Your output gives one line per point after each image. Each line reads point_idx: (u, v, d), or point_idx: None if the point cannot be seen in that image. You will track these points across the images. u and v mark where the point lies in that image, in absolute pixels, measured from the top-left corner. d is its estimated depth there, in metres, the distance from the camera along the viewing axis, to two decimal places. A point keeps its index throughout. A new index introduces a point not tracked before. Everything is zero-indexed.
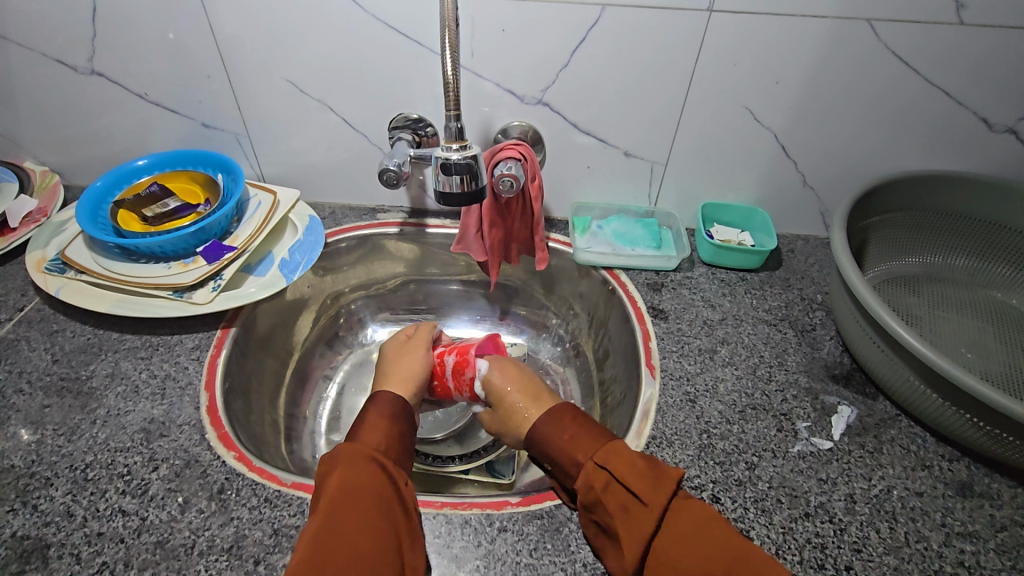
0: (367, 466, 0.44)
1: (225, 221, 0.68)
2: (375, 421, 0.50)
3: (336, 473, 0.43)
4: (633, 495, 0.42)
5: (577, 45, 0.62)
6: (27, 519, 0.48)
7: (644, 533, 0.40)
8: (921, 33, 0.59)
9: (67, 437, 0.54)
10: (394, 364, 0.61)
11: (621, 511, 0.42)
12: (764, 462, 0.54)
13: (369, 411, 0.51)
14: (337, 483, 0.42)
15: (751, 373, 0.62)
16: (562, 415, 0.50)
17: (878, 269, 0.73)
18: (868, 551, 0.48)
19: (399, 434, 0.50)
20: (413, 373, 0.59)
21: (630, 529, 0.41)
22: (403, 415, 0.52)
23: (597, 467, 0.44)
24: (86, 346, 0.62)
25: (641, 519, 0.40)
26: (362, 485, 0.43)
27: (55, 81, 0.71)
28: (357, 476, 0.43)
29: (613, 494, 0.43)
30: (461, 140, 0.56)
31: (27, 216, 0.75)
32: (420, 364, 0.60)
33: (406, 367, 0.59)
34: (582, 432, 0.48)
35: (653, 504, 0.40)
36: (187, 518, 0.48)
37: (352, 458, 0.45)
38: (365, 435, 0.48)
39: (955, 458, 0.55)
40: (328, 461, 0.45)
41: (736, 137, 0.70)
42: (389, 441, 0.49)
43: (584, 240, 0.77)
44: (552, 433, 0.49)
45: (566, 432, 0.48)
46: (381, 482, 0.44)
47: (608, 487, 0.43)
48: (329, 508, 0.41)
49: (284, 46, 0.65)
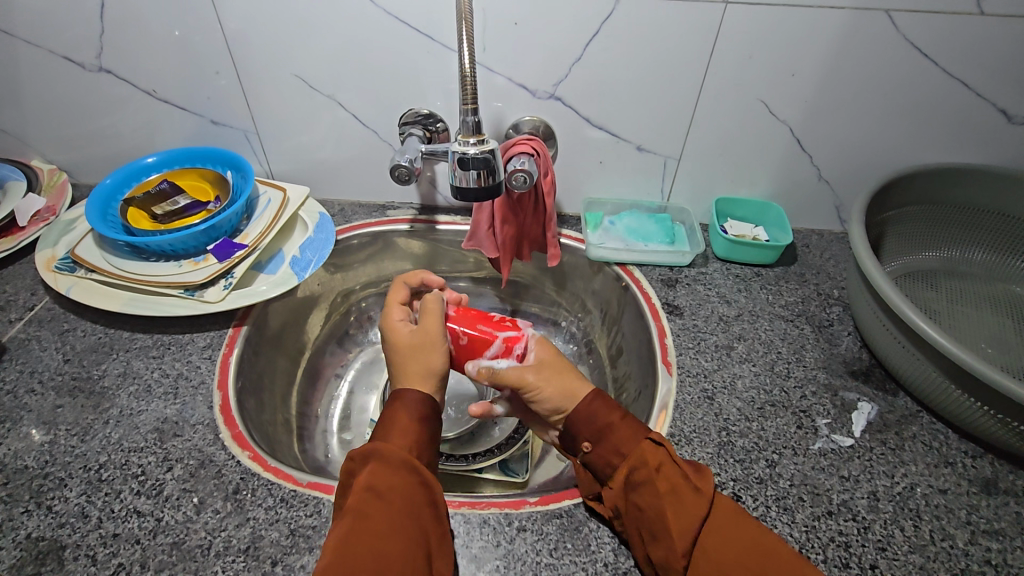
0: (399, 469, 0.43)
1: (235, 219, 0.67)
2: (405, 419, 0.47)
3: (367, 473, 0.42)
4: (686, 482, 0.43)
5: (590, 39, 0.62)
6: (42, 520, 0.47)
7: (694, 517, 0.41)
8: (942, 23, 0.58)
9: (80, 437, 0.53)
10: (404, 341, 0.54)
11: (670, 495, 0.43)
12: (785, 460, 0.53)
13: (397, 408, 0.48)
14: (367, 483, 0.42)
15: (768, 369, 0.62)
16: (604, 399, 0.50)
17: (895, 263, 0.72)
18: (892, 550, 0.47)
19: (431, 434, 0.48)
20: (433, 364, 0.53)
21: (680, 514, 0.42)
22: (432, 412, 0.49)
23: (646, 451, 0.45)
24: (97, 345, 0.62)
25: (693, 504, 0.42)
26: (393, 490, 0.41)
27: (62, 78, 0.70)
28: (387, 480, 0.42)
29: (662, 478, 0.43)
30: (478, 134, 0.55)
31: (35, 215, 0.74)
32: (434, 347, 0.54)
33: (425, 360, 0.53)
34: (623, 419, 0.48)
35: (705, 492, 0.43)
36: (202, 518, 0.48)
37: (384, 458, 0.43)
38: (397, 434, 0.46)
39: (978, 455, 0.54)
40: (358, 456, 0.44)
41: (751, 132, 0.69)
42: (419, 442, 0.46)
43: (596, 236, 0.77)
44: (595, 414, 0.49)
45: (604, 426, 0.48)
46: (413, 487, 0.42)
47: (657, 472, 0.44)
48: (357, 511, 0.40)
49: (293, 42, 0.64)
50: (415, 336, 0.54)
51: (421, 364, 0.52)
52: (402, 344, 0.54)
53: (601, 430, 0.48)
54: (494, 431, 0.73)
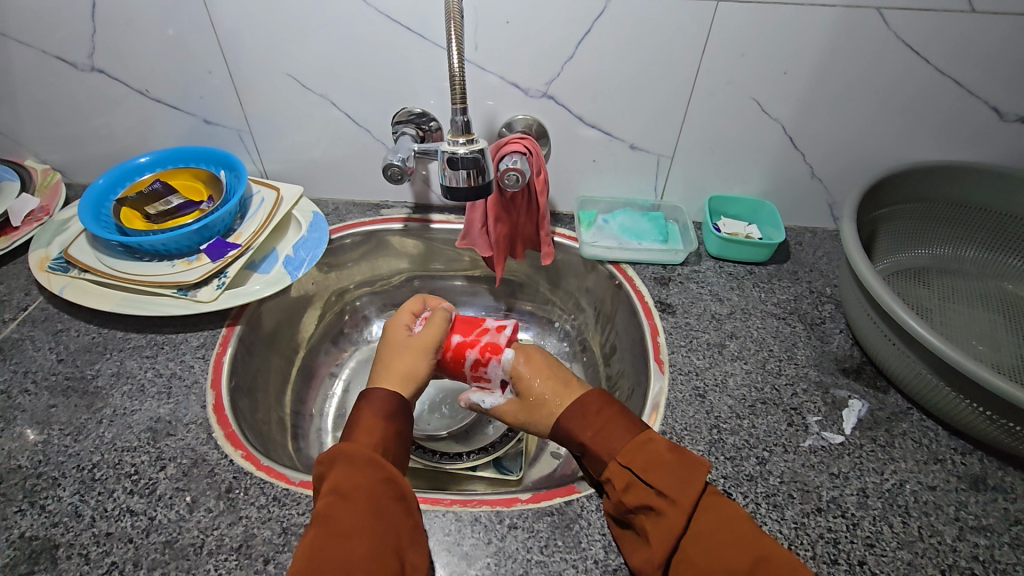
0: (362, 467, 0.44)
1: (228, 218, 0.68)
2: (370, 418, 0.49)
3: (333, 474, 0.44)
4: (656, 495, 0.43)
5: (582, 37, 0.62)
6: (35, 519, 0.48)
7: (672, 529, 0.42)
8: (933, 21, 0.58)
9: (73, 436, 0.54)
10: (413, 343, 0.56)
11: (643, 510, 0.44)
12: (775, 457, 0.53)
13: (362, 408, 0.50)
14: (330, 485, 0.43)
15: (760, 367, 0.62)
16: (585, 410, 0.51)
17: (887, 261, 0.72)
18: (881, 546, 0.47)
19: (398, 432, 0.50)
20: (412, 370, 0.54)
21: (654, 526, 0.43)
22: (400, 409, 0.51)
23: (619, 466, 0.46)
24: (90, 345, 0.62)
25: (666, 519, 0.42)
26: (354, 486, 0.42)
27: (55, 78, 0.70)
28: (351, 477, 0.43)
29: (634, 494, 0.44)
30: (467, 134, 0.55)
31: (29, 215, 0.74)
32: (421, 359, 0.55)
33: (405, 364, 0.55)
34: (603, 430, 0.49)
35: (679, 503, 0.42)
36: (195, 517, 0.48)
37: (348, 457, 0.44)
38: (362, 434, 0.48)
39: (967, 451, 0.54)
40: (324, 460, 0.45)
41: (744, 130, 0.69)
42: (386, 439, 0.48)
43: (589, 234, 0.77)
44: (575, 428, 0.50)
45: (584, 438, 0.49)
46: (378, 481, 0.43)
47: (627, 490, 0.45)
48: (321, 511, 0.41)
49: (285, 41, 0.64)
50: (412, 344, 0.56)
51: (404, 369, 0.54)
52: (396, 342, 0.57)
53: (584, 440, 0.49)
54: (489, 428, 0.73)
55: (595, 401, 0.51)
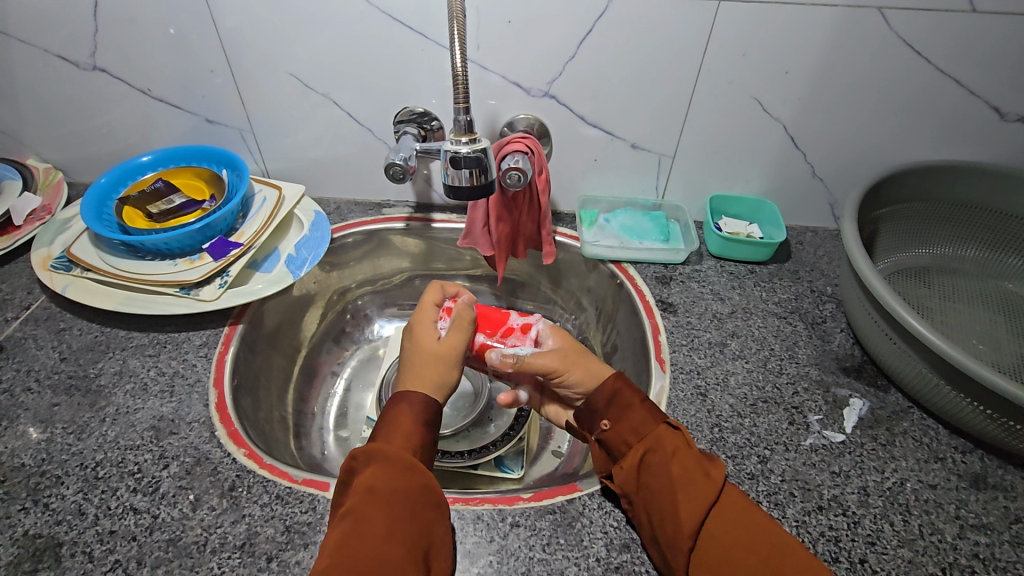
0: (401, 469, 0.43)
1: (230, 217, 0.68)
2: (405, 417, 0.48)
3: (369, 472, 0.43)
4: (699, 467, 0.44)
5: (584, 37, 0.62)
6: (39, 517, 0.48)
7: (705, 499, 0.42)
8: (934, 21, 0.58)
9: (77, 435, 0.54)
10: (442, 350, 0.54)
11: (682, 480, 0.43)
12: (776, 456, 0.54)
13: (398, 406, 0.49)
14: (367, 482, 0.42)
15: (761, 366, 0.62)
16: (629, 382, 0.51)
17: (888, 260, 0.73)
18: (882, 544, 0.48)
19: (430, 435, 0.49)
20: (443, 376, 0.53)
21: (690, 497, 0.42)
22: (434, 411, 0.50)
23: (665, 435, 0.46)
24: (93, 344, 0.62)
25: (704, 489, 0.42)
26: (393, 488, 0.42)
27: (57, 77, 0.70)
28: (390, 479, 0.43)
29: (676, 463, 0.44)
30: (470, 133, 0.56)
31: (31, 214, 0.75)
32: (451, 367, 0.54)
33: (437, 369, 0.53)
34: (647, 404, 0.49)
35: (716, 478, 0.43)
36: (198, 515, 0.48)
37: (386, 457, 0.44)
38: (396, 435, 0.47)
39: (968, 450, 0.55)
40: (361, 454, 0.45)
41: (745, 130, 0.70)
42: (420, 441, 0.47)
43: (591, 234, 0.77)
44: (616, 396, 0.50)
45: (621, 407, 0.49)
46: (417, 486, 0.43)
47: (672, 457, 0.45)
48: (358, 511, 0.41)
49: (288, 40, 0.65)
50: (440, 350, 0.54)
51: (435, 375, 0.52)
52: (421, 345, 0.54)
53: (622, 410, 0.49)
54: (490, 427, 0.72)
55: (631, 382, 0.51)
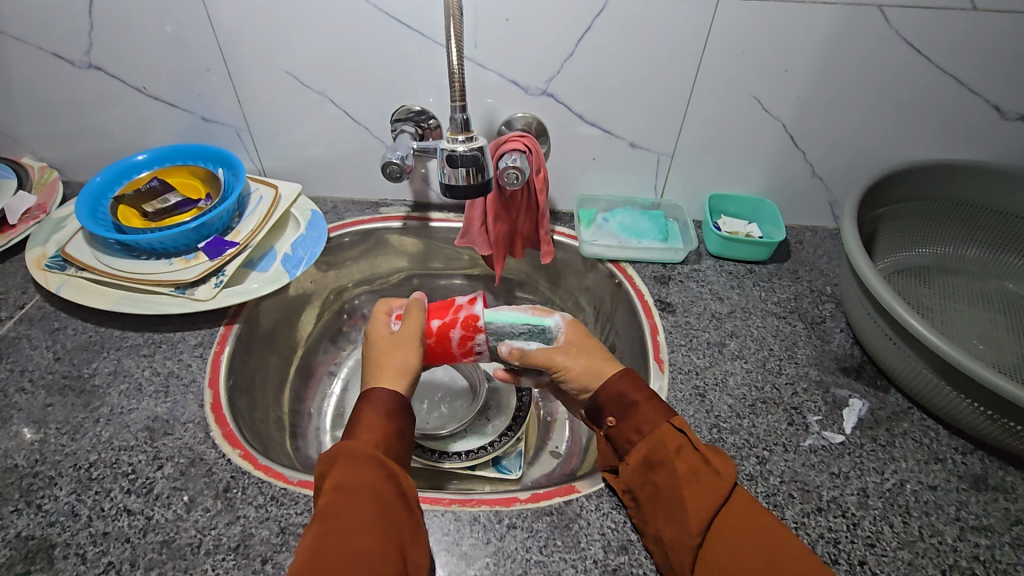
0: (367, 464, 0.44)
1: (226, 216, 0.67)
2: (370, 418, 0.48)
3: (335, 472, 0.43)
4: (705, 464, 0.44)
5: (582, 35, 0.61)
6: (31, 519, 0.47)
7: (714, 498, 0.42)
8: (934, 19, 0.58)
9: (70, 435, 0.53)
10: (403, 336, 0.55)
11: (689, 477, 0.44)
12: (775, 457, 0.53)
13: (363, 408, 0.49)
14: (335, 482, 0.42)
15: (760, 366, 0.62)
16: (632, 379, 0.51)
17: (888, 259, 0.72)
18: (881, 546, 0.47)
19: (399, 430, 0.49)
20: (406, 363, 0.53)
21: (697, 494, 0.43)
22: (401, 409, 0.50)
23: (671, 432, 0.46)
24: (87, 344, 0.62)
25: (711, 486, 0.43)
26: (359, 484, 0.42)
27: (52, 76, 0.70)
28: (357, 475, 0.43)
29: (683, 461, 0.44)
30: (467, 132, 0.55)
31: (26, 213, 0.74)
32: (411, 352, 0.54)
33: (397, 357, 0.54)
34: (652, 400, 0.49)
35: (725, 475, 0.43)
36: (192, 517, 0.48)
37: (351, 456, 0.44)
38: (364, 432, 0.47)
39: (968, 451, 0.54)
40: (328, 456, 0.45)
41: (744, 129, 0.69)
42: (387, 436, 0.48)
43: (589, 233, 0.77)
44: (622, 393, 0.50)
45: (627, 404, 0.49)
46: (382, 480, 0.43)
47: (678, 454, 0.45)
48: (329, 508, 0.41)
49: (284, 38, 0.64)
50: (399, 339, 0.55)
51: (397, 363, 0.53)
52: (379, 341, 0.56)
53: (628, 407, 0.49)
54: (488, 427, 0.72)
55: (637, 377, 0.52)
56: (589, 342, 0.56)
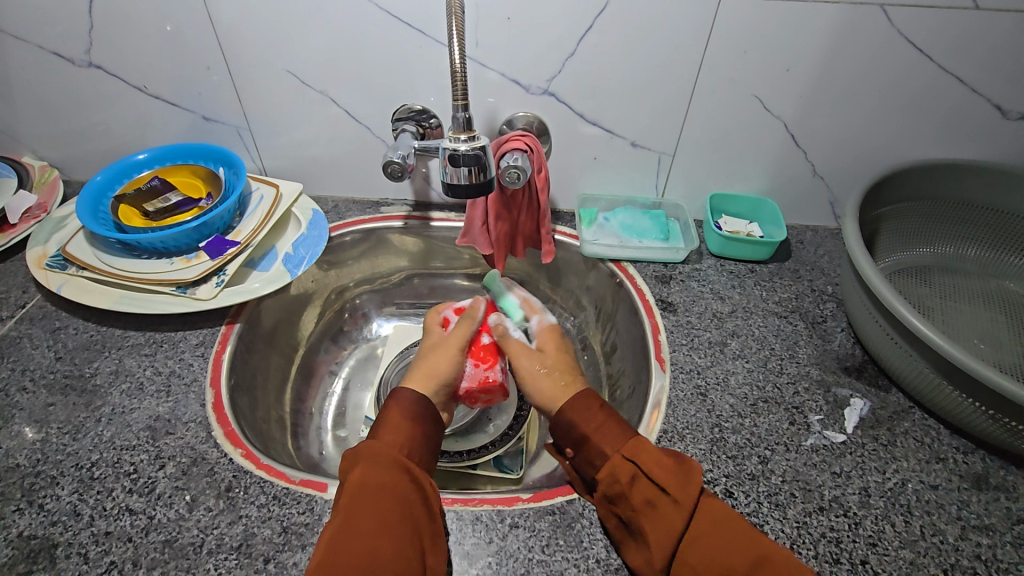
0: (388, 465, 0.45)
1: (227, 216, 0.67)
2: (397, 419, 0.51)
3: (357, 471, 0.45)
4: (662, 493, 0.44)
5: (583, 34, 0.61)
6: (33, 518, 0.47)
7: (674, 528, 0.42)
8: (937, 19, 0.58)
9: (72, 435, 0.53)
10: (428, 366, 0.58)
11: (650, 509, 0.44)
12: (777, 456, 0.53)
13: (391, 407, 0.52)
14: (356, 481, 0.44)
15: (762, 365, 0.62)
16: (585, 403, 0.52)
17: (889, 259, 0.72)
18: (883, 545, 0.47)
19: (423, 432, 0.51)
20: (442, 368, 0.57)
21: (660, 527, 0.43)
22: (425, 412, 0.52)
23: (621, 462, 0.46)
24: (89, 343, 0.62)
25: (670, 516, 0.43)
26: (379, 484, 0.44)
27: (53, 74, 0.70)
28: (377, 475, 0.44)
29: (640, 492, 0.45)
30: (469, 131, 0.55)
31: (27, 212, 0.74)
32: (452, 360, 0.58)
33: (439, 362, 0.58)
34: (607, 427, 0.50)
35: (684, 503, 0.43)
36: (194, 516, 0.48)
37: (372, 457, 0.46)
38: (387, 432, 0.49)
39: (970, 451, 0.54)
40: (350, 457, 0.46)
41: (746, 128, 0.69)
42: (410, 439, 0.49)
43: (590, 232, 0.77)
44: (575, 422, 0.51)
45: (581, 433, 0.50)
46: (404, 481, 0.45)
47: (633, 485, 0.45)
48: (347, 508, 0.42)
49: (285, 37, 0.64)
50: (451, 344, 0.60)
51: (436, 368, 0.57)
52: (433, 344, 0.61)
53: (582, 439, 0.50)
54: (489, 427, 0.71)
55: (596, 399, 0.52)
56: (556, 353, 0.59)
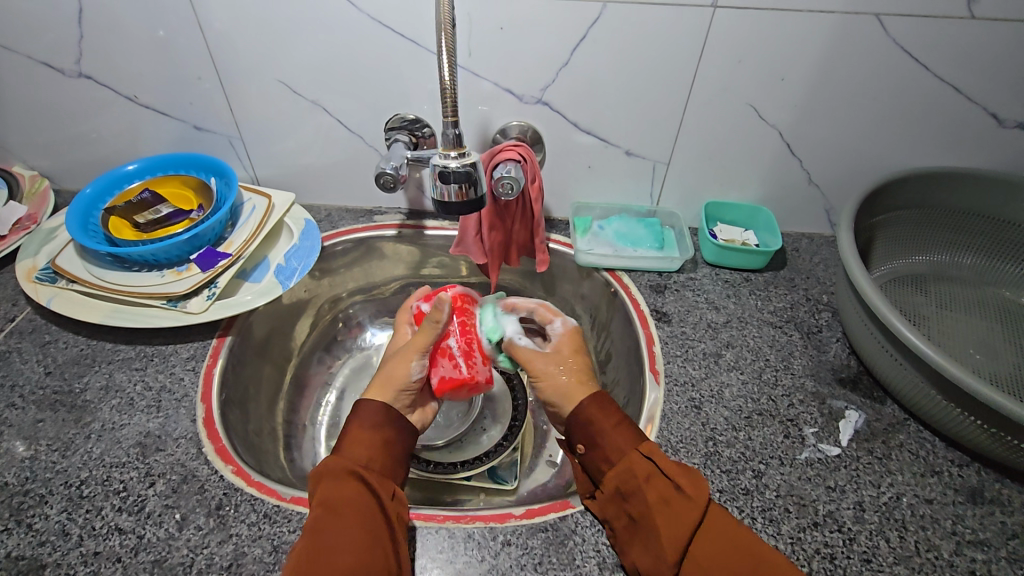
0: (348, 483, 0.45)
1: (219, 227, 0.67)
2: (359, 429, 0.50)
3: (317, 491, 0.45)
4: (676, 490, 0.44)
5: (577, 43, 0.61)
6: (21, 538, 0.47)
7: (688, 524, 0.42)
8: (932, 28, 0.57)
9: (61, 452, 0.53)
10: (386, 372, 0.55)
11: (663, 506, 0.44)
12: (771, 470, 0.53)
13: (353, 418, 0.51)
14: (317, 501, 0.44)
15: (756, 377, 0.61)
16: (603, 402, 0.51)
17: (885, 268, 0.72)
18: (878, 561, 0.47)
19: (387, 441, 0.50)
20: (398, 376, 0.54)
21: (671, 522, 0.43)
22: (391, 418, 0.51)
23: (638, 460, 0.46)
24: (79, 357, 0.61)
25: (684, 513, 0.43)
26: (338, 505, 0.44)
27: (41, 84, 0.69)
28: (336, 491, 0.44)
29: (654, 489, 0.44)
30: (458, 148, 0.54)
31: (16, 223, 0.74)
32: (410, 363, 0.55)
33: (396, 368, 0.55)
34: (621, 426, 0.49)
35: (696, 499, 0.43)
36: (184, 535, 0.47)
37: (331, 474, 0.46)
38: (350, 447, 0.49)
39: (965, 464, 0.54)
40: (314, 473, 0.46)
41: (741, 137, 0.69)
42: (373, 451, 0.49)
43: (585, 241, 0.76)
44: (591, 420, 0.50)
45: (596, 433, 0.49)
46: (360, 494, 0.45)
47: (648, 483, 0.45)
48: (309, 528, 0.42)
49: (276, 47, 0.63)
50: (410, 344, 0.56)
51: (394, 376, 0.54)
52: (390, 348, 0.59)
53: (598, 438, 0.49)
54: (483, 437, 0.72)
55: (607, 397, 0.52)
56: (574, 359, 0.56)
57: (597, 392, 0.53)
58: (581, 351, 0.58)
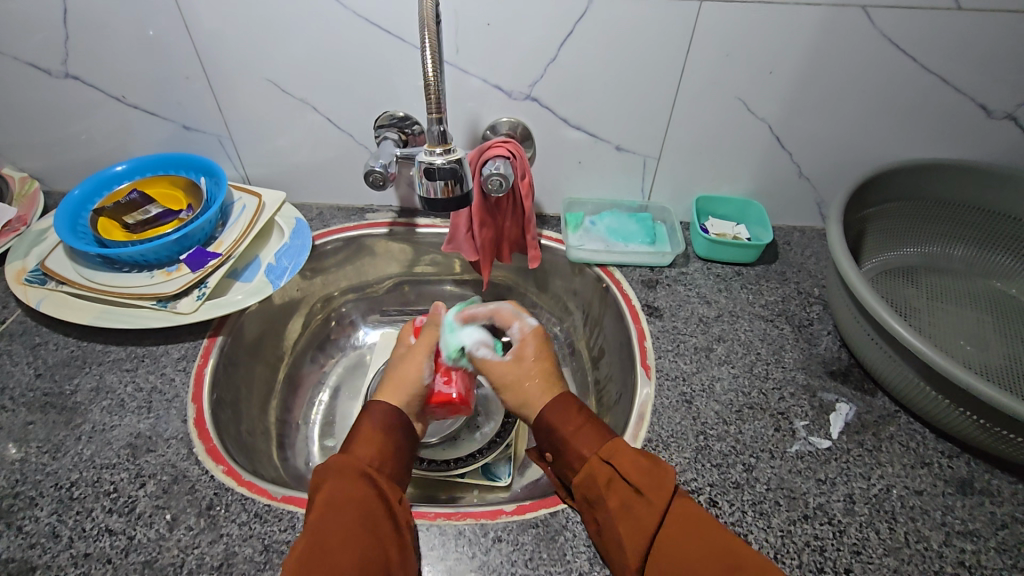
0: (358, 480, 0.45)
1: (208, 227, 0.66)
2: (369, 431, 0.51)
3: (325, 487, 0.45)
4: (636, 494, 0.44)
5: (565, 38, 0.60)
6: (12, 540, 0.47)
7: (648, 527, 0.42)
8: (920, 20, 0.57)
9: (51, 454, 0.53)
10: (395, 375, 0.57)
11: (623, 508, 0.44)
12: (762, 463, 0.53)
13: (362, 420, 0.52)
14: (325, 497, 0.44)
15: (747, 371, 0.61)
16: (565, 408, 0.52)
17: (876, 261, 0.72)
18: (867, 553, 0.47)
19: (396, 446, 0.51)
20: (409, 376, 0.57)
21: (631, 526, 0.43)
22: (398, 424, 0.53)
23: (598, 465, 0.47)
24: (69, 359, 0.61)
25: (643, 518, 0.43)
26: (347, 497, 0.44)
27: (28, 85, 0.69)
28: (346, 489, 0.44)
29: (615, 492, 0.45)
30: (444, 144, 0.54)
31: (6, 225, 0.73)
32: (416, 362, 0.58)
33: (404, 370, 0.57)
34: (583, 431, 0.50)
35: (656, 503, 0.43)
36: (175, 536, 0.47)
37: (343, 470, 0.46)
38: (358, 446, 0.49)
39: (955, 455, 0.54)
40: (322, 470, 0.46)
41: (731, 130, 0.69)
42: (383, 454, 0.50)
43: (576, 237, 0.76)
44: (555, 426, 0.51)
45: (559, 440, 0.50)
46: (369, 494, 0.45)
47: (609, 488, 0.45)
48: (316, 523, 0.42)
49: (264, 46, 0.63)
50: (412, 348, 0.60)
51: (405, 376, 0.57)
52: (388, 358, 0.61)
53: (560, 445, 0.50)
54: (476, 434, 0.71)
55: (573, 402, 0.53)
56: (536, 363, 0.56)
57: (563, 395, 0.54)
58: (545, 348, 0.58)
